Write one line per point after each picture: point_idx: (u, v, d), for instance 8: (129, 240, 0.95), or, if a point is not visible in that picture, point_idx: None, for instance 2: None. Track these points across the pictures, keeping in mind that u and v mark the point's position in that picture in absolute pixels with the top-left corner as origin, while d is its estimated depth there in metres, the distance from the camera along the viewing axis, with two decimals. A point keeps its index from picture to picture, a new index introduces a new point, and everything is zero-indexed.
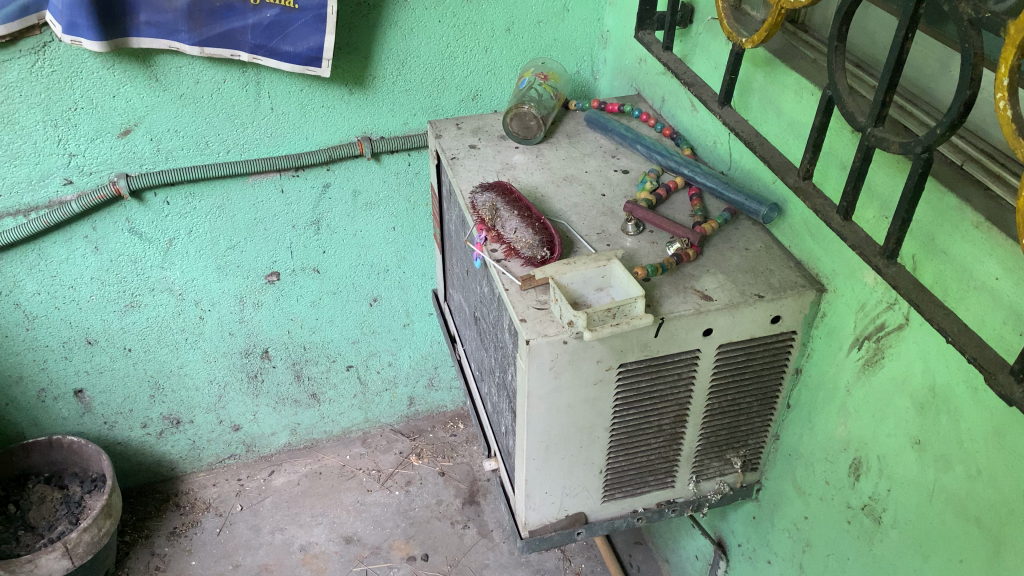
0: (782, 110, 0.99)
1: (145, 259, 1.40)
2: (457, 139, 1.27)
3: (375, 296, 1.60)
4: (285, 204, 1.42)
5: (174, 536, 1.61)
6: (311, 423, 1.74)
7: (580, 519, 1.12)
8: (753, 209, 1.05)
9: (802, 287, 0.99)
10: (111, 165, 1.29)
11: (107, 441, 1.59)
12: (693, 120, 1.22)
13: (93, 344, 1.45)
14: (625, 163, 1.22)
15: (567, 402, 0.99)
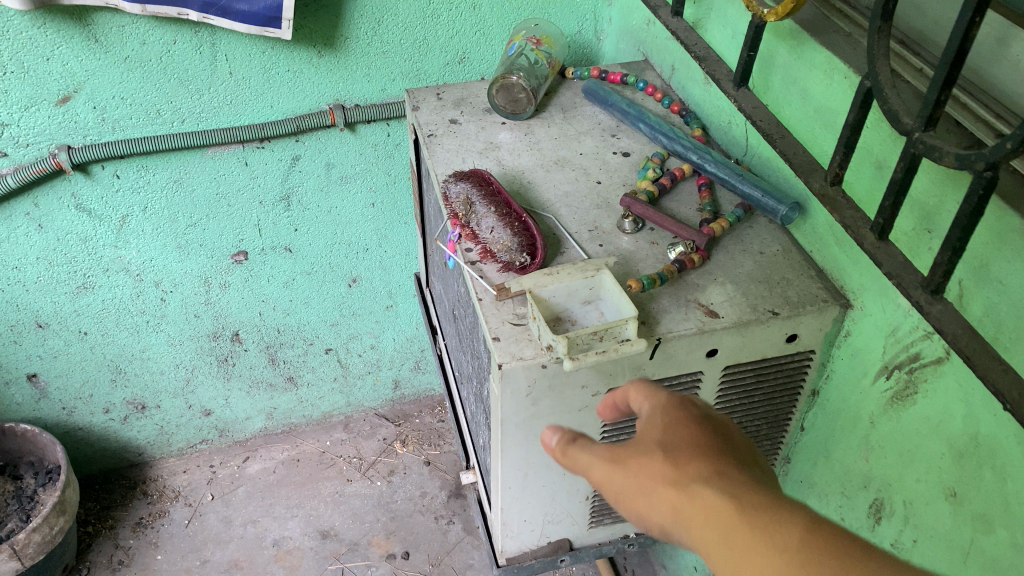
0: (808, 93, 0.84)
1: (97, 237, 1.27)
2: (436, 112, 1.13)
3: (354, 277, 1.47)
4: (250, 177, 1.29)
5: (140, 528, 1.50)
6: (289, 407, 1.63)
7: (563, 546, 1.01)
8: (770, 207, 0.90)
9: (824, 302, 0.85)
10: (49, 136, 1.15)
11: (66, 428, 1.48)
12: (704, 96, 1.07)
13: (44, 328, 1.34)
14: (625, 144, 1.07)
15: (547, 430, 0.86)
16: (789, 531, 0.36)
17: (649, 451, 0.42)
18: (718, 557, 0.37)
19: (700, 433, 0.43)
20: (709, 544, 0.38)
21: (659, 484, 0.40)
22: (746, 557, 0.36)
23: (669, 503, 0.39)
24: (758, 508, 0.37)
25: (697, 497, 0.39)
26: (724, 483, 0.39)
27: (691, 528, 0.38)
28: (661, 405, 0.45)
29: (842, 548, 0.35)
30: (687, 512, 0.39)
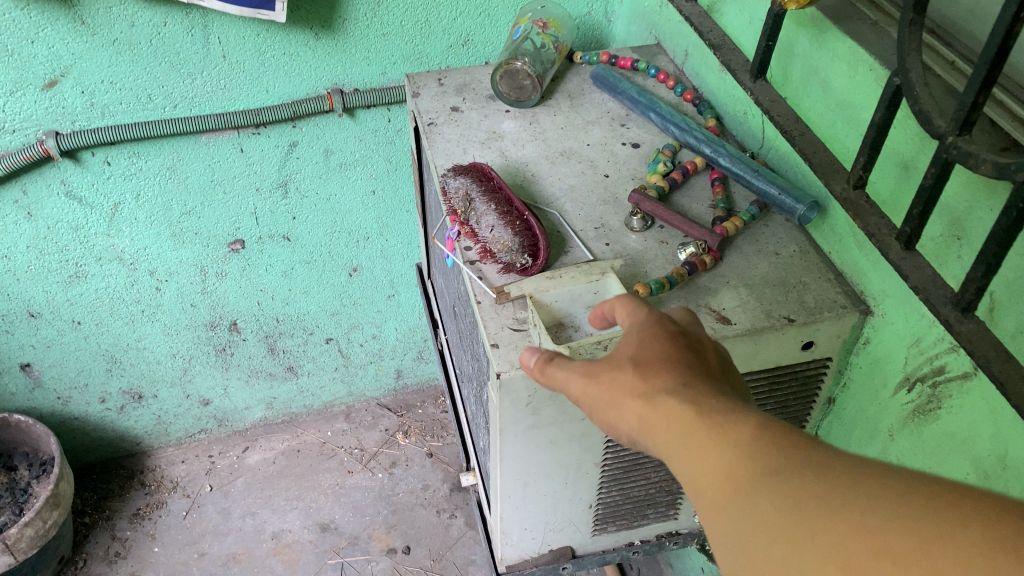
0: (830, 85, 0.79)
1: (89, 225, 1.23)
2: (438, 100, 1.08)
3: (355, 266, 1.43)
4: (246, 164, 1.24)
5: (138, 519, 1.48)
6: (289, 396, 1.60)
7: (566, 554, 0.97)
8: (788, 205, 0.85)
9: (843, 309, 0.80)
10: (37, 121, 1.11)
11: (62, 417, 1.46)
12: (719, 84, 1.01)
13: (36, 317, 1.30)
14: (635, 134, 1.02)
15: (549, 439, 0.82)
16: (734, 434, 0.41)
17: (620, 366, 0.48)
18: (677, 458, 0.43)
19: (665, 345, 0.48)
20: (669, 447, 0.44)
21: (625, 395, 0.46)
22: (698, 456, 0.41)
23: (635, 412, 0.46)
24: (710, 415, 0.42)
25: (659, 408, 0.44)
26: (681, 391, 0.44)
27: (655, 433, 0.44)
28: (637, 323, 0.51)
29: (779, 443, 0.39)
30: (650, 420, 0.45)
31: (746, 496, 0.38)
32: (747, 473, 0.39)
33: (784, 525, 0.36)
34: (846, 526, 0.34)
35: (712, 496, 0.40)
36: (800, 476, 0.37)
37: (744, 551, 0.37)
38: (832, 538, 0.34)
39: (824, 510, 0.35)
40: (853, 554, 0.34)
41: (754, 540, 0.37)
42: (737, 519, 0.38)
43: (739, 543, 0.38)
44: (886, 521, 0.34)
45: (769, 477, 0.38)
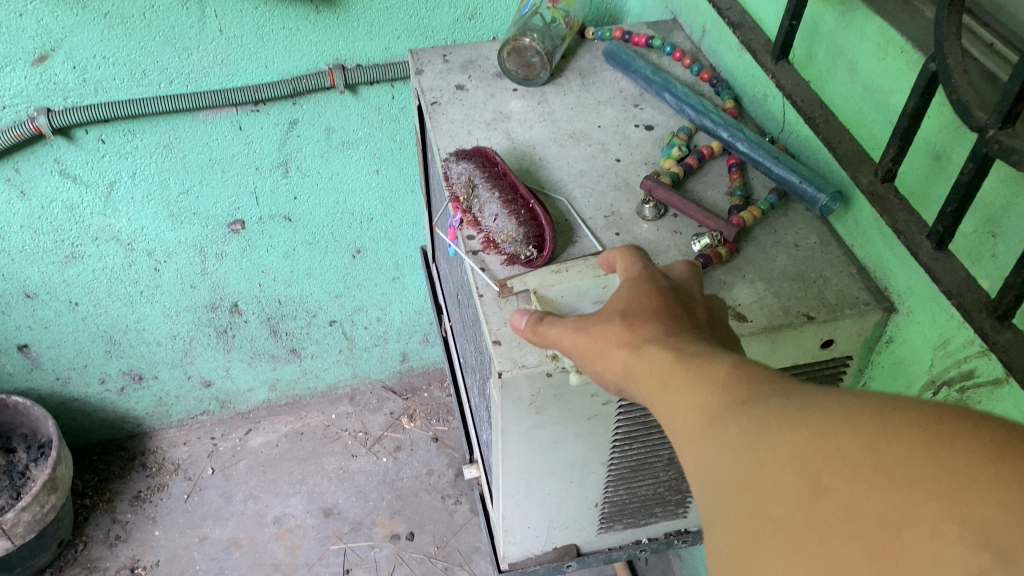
0: (858, 68, 0.73)
1: (84, 204, 1.19)
2: (442, 77, 1.04)
3: (359, 247, 1.39)
4: (245, 142, 1.19)
5: (138, 502, 1.47)
6: (292, 378, 1.58)
7: (570, 552, 0.94)
8: (809, 194, 0.81)
9: (865, 306, 0.75)
10: (27, 98, 1.06)
11: (62, 398, 1.44)
12: (738, 63, 0.96)
13: (33, 298, 1.27)
14: (648, 115, 0.97)
15: (553, 439, 0.79)
16: (712, 376, 0.41)
17: (609, 319, 0.52)
18: (661, 403, 0.44)
19: (653, 295, 0.53)
20: (653, 393, 0.45)
21: (613, 344, 0.50)
22: (674, 396, 0.42)
23: (620, 363, 0.49)
24: (692, 361, 0.43)
25: (645, 357, 0.47)
26: (668, 345, 0.46)
27: (640, 379, 0.46)
28: (630, 280, 0.56)
29: (753, 379, 0.39)
30: (637, 370, 0.47)
31: (715, 424, 0.38)
32: (718, 401, 0.39)
33: (746, 438, 0.36)
34: (799, 428, 0.34)
35: (689, 430, 0.40)
36: (765, 400, 0.37)
37: (708, 475, 0.37)
38: (785, 442, 0.34)
39: (783, 420, 0.35)
40: (803, 452, 0.33)
41: (718, 459, 0.36)
42: (706, 444, 0.38)
43: (706, 469, 0.37)
44: (832, 426, 0.33)
45: (740, 403, 0.38)
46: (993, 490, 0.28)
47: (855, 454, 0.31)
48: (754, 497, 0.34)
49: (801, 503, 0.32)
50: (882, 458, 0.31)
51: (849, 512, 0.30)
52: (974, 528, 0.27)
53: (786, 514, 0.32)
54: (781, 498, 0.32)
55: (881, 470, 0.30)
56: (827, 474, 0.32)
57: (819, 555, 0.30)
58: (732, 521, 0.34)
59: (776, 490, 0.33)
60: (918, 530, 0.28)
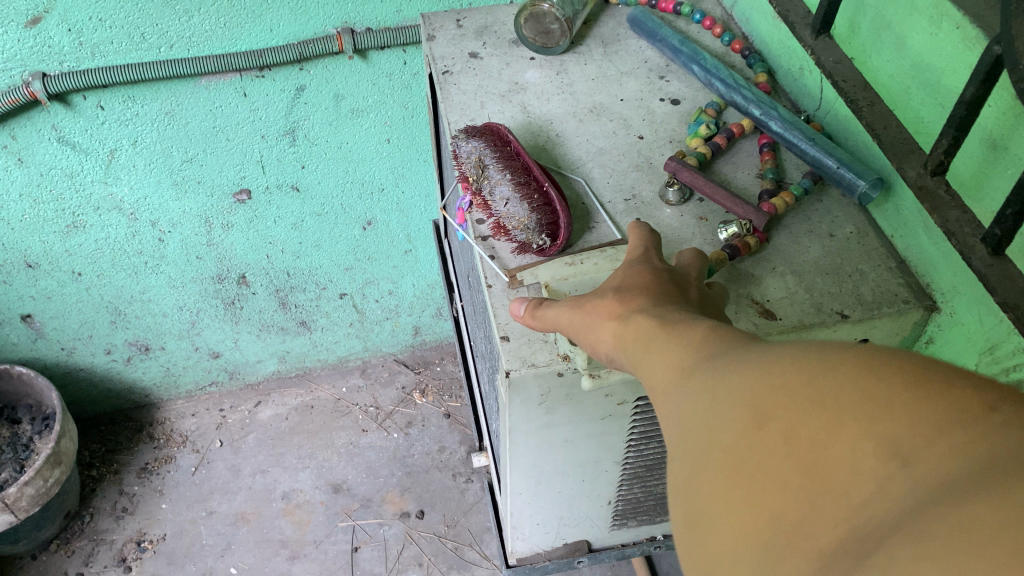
0: (907, 43, 0.67)
1: (85, 172, 1.14)
2: (455, 45, 0.97)
3: (370, 219, 1.34)
4: (250, 109, 1.13)
5: (146, 474, 1.46)
6: (302, 351, 1.55)
7: (581, 548, 0.91)
8: (847, 180, 0.74)
9: (905, 304, 0.69)
10: (21, 61, 1.01)
11: (69, 367, 1.42)
12: (772, 33, 0.89)
13: (34, 268, 1.24)
14: (674, 89, 0.91)
15: (565, 438, 0.74)
16: (694, 341, 0.43)
17: (602, 296, 0.55)
18: (646, 369, 0.45)
19: (647, 275, 0.55)
20: (641, 361, 0.46)
21: (604, 320, 0.52)
22: (658, 362, 0.44)
23: (608, 333, 0.51)
24: (674, 332, 0.45)
25: (634, 330, 0.48)
26: (659, 319, 0.48)
27: (629, 350, 0.48)
28: (626, 261, 0.59)
29: (731, 341, 0.40)
30: (628, 343, 0.48)
31: (688, 378, 0.39)
32: (695, 360, 0.40)
33: (709, 387, 0.36)
34: (750, 369, 0.34)
35: (667, 386, 0.41)
36: (734, 353, 0.38)
37: (675, 421, 0.38)
38: (738, 381, 0.34)
39: (741, 366, 0.35)
40: (749, 388, 0.33)
41: (685, 405, 0.37)
42: (678, 396, 0.39)
43: (675, 417, 0.38)
44: (779, 364, 0.33)
45: (713, 359, 0.39)
46: (908, 411, 0.28)
47: (792, 383, 0.31)
48: (706, 432, 0.34)
49: (743, 432, 0.32)
50: (813, 385, 0.31)
51: (783, 436, 0.30)
52: (887, 443, 0.28)
53: (731, 443, 0.32)
54: (728, 429, 0.33)
55: (811, 397, 0.30)
56: (767, 404, 0.32)
57: (756, 481, 0.31)
58: (688, 455, 0.35)
59: (725, 422, 0.33)
60: (839, 448, 0.28)
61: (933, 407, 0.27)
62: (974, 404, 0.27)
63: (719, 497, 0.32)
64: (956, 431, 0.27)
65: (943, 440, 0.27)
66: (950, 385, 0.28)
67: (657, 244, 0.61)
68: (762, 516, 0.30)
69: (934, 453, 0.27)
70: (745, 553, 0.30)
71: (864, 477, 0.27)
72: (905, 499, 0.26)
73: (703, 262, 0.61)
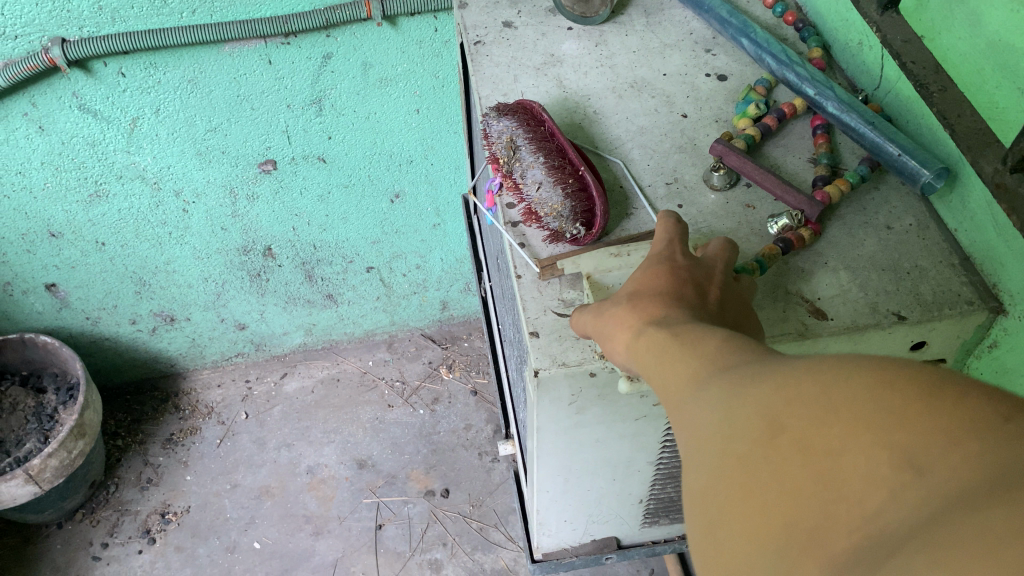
0: (983, 19, 0.61)
1: (107, 141, 1.11)
2: (488, 13, 0.92)
3: (397, 192, 1.30)
4: (275, 78, 1.09)
5: (171, 445, 1.45)
6: (329, 323, 1.52)
7: (610, 545, 0.87)
8: (908, 168, 0.69)
9: (968, 305, 0.64)
10: (40, 27, 0.97)
11: (94, 337, 1.41)
12: (829, 3, 0.83)
13: (57, 237, 1.22)
14: (721, 63, 0.85)
15: (595, 438, 0.70)
16: (701, 339, 0.41)
17: (619, 302, 0.50)
18: (654, 373, 0.43)
19: (675, 275, 0.51)
20: (652, 370, 0.43)
21: (620, 325, 0.48)
22: (662, 368, 0.42)
23: (625, 342, 0.48)
24: (688, 336, 0.42)
25: (646, 334, 0.45)
26: (672, 324, 0.45)
27: (641, 356, 0.45)
28: (650, 256, 0.54)
29: (744, 345, 0.39)
30: (639, 348, 0.45)
31: (700, 382, 0.38)
32: (706, 366, 0.38)
33: (721, 394, 0.35)
34: (766, 378, 0.33)
35: (676, 389, 0.40)
36: (750, 360, 0.36)
37: (688, 429, 0.37)
38: (753, 391, 0.33)
39: (755, 373, 0.34)
40: (764, 398, 0.32)
41: (697, 414, 0.36)
42: (689, 402, 0.38)
43: (686, 425, 0.37)
44: (790, 370, 0.32)
45: (726, 363, 0.37)
46: (920, 417, 0.27)
47: (808, 393, 0.31)
48: (720, 442, 0.33)
49: (758, 442, 0.31)
50: (825, 393, 0.30)
51: (797, 446, 0.30)
52: (898, 452, 0.27)
53: (746, 453, 0.32)
54: (743, 439, 0.32)
55: (826, 406, 0.29)
56: (782, 415, 0.31)
57: (769, 491, 0.30)
58: (702, 465, 0.34)
59: (739, 431, 0.33)
60: (853, 458, 0.28)
61: (948, 416, 0.27)
62: (987, 413, 0.26)
63: (732, 506, 0.31)
64: (971, 440, 0.26)
65: (956, 450, 0.26)
66: (960, 391, 0.27)
67: (681, 235, 0.56)
68: (775, 525, 0.29)
69: (947, 463, 0.26)
70: (757, 562, 0.29)
71: (876, 486, 0.27)
72: (919, 509, 0.25)
73: (733, 252, 0.56)
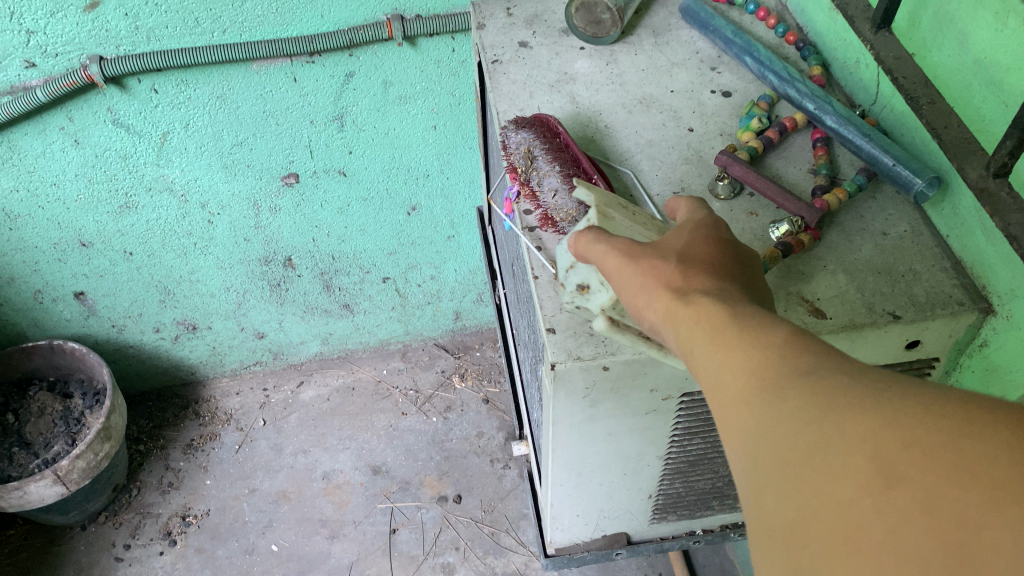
0: (969, 39, 0.65)
1: (138, 154, 1.16)
2: (505, 34, 0.97)
3: (414, 205, 1.35)
4: (300, 95, 1.14)
5: (191, 450, 1.49)
6: (345, 333, 1.57)
7: (620, 540, 0.91)
8: (902, 178, 0.73)
9: (958, 306, 0.68)
10: (80, 45, 1.03)
11: (119, 344, 1.46)
12: (828, 24, 0.88)
13: (87, 247, 1.27)
14: (726, 80, 0.90)
15: (608, 431, 0.74)
16: (766, 330, 0.40)
17: (663, 261, 0.48)
18: (701, 362, 0.41)
19: None
20: (701, 355, 0.42)
21: (663, 290, 0.46)
22: (714, 354, 0.41)
23: (663, 307, 0.46)
24: (744, 321, 0.41)
25: (694, 308, 0.43)
26: (722, 301, 0.43)
27: (683, 333, 0.43)
28: (691, 224, 0.52)
29: (812, 346, 0.38)
30: (682, 323, 0.44)
31: (768, 390, 0.37)
32: (780, 372, 0.37)
33: (808, 413, 0.34)
34: (866, 410, 0.33)
35: (735, 390, 0.38)
36: (828, 372, 0.36)
37: (760, 446, 0.36)
38: (850, 424, 0.33)
39: (847, 398, 0.34)
40: (873, 436, 0.32)
41: (774, 432, 0.35)
42: (758, 412, 0.37)
43: (757, 440, 0.36)
44: (905, 410, 0.32)
45: (797, 369, 0.37)
46: None
47: (927, 446, 0.30)
48: (812, 476, 0.33)
49: (865, 485, 0.31)
50: (959, 453, 0.30)
51: (917, 505, 0.29)
52: None
53: (848, 497, 0.31)
54: (843, 480, 0.31)
55: (956, 466, 0.29)
56: (895, 463, 0.31)
57: (883, 544, 0.29)
58: (788, 493, 0.33)
59: (841, 466, 0.32)
60: (994, 532, 0.27)
61: None
62: None
63: (830, 547, 0.31)
64: None
65: None
66: None
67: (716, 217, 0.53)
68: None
69: None
70: None
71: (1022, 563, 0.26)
72: None
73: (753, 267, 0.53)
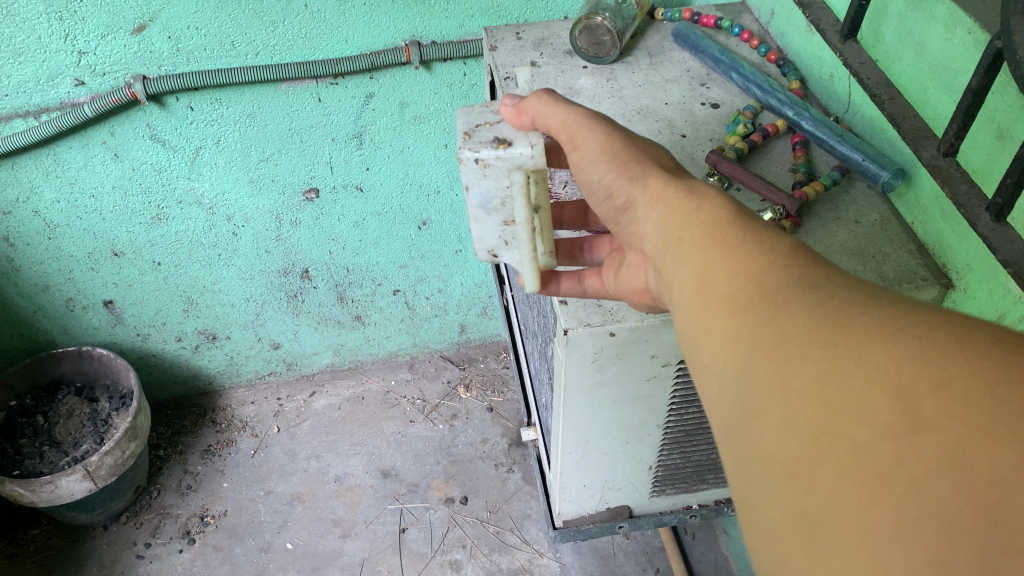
0: (926, 48, 0.76)
1: (171, 168, 1.25)
2: (515, 55, 1.08)
3: (425, 219, 1.44)
4: (323, 114, 1.24)
5: (208, 455, 1.57)
6: (356, 344, 1.65)
7: (622, 513, 0.99)
8: (871, 172, 0.83)
9: (922, 281, 0.77)
10: (125, 65, 1.12)
11: (142, 352, 1.54)
12: (805, 44, 0.98)
13: (119, 256, 1.36)
14: (715, 94, 1.00)
15: (613, 398, 0.83)
16: (770, 256, 0.42)
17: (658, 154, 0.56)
18: (700, 266, 0.44)
19: None
20: (701, 264, 0.44)
21: (654, 174, 0.52)
22: (717, 265, 0.43)
23: (652, 187, 0.52)
24: (750, 228, 0.44)
25: (693, 199, 0.49)
26: (723, 198, 0.48)
27: (671, 215, 0.49)
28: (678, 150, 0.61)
29: (811, 273, 0.40)
30: (676, 211, 0.49)
31: (777, 313, 0.38)
32: (789, 300, 0.38)
33: (822, 344, 0.36)
34: (885, 345, 0.34)
35: (736, 311, 0.40)
36: (838, 303, 0.37)
37: (766, 371, 0.37)
38: (869, 357, 0.34)
39: (861, 332, 0.35)
40: (898, 376, 0.33)
41: (781, 359, 0.36)
42: (764, 335, 0.38)
43: (759, 365, 0.37)
44: (928, 351, 0.33)
45: (806, 296, 0.38)
46: None
47: (954, 392, 0.32)
48: (827, 411, 0.34)
49: (892, 429, 0.32)
50: (987, 405, 0.31)
51: (943, 455, 0.31)
52: None
53: (868, 438, 0.32)
54: (863, 423, 0.32)
55: (981, 411, 0.31)
56: (921, 408, 0.32)
57: (904, 490, 0.31)
58: (800, 424, 0.34)
59: (864, 406, 0.33)
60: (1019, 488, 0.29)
61: None
62: None
63: (850, 487, 0.32)
64: None
65: None
66: None
67: None
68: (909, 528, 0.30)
69: None
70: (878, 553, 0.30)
71: None
72: None
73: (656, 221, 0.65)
